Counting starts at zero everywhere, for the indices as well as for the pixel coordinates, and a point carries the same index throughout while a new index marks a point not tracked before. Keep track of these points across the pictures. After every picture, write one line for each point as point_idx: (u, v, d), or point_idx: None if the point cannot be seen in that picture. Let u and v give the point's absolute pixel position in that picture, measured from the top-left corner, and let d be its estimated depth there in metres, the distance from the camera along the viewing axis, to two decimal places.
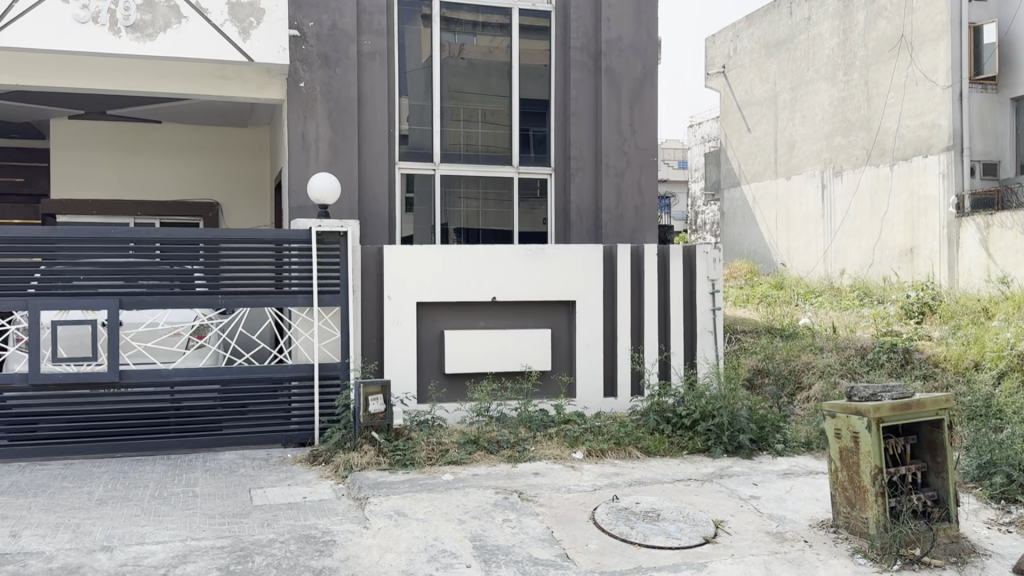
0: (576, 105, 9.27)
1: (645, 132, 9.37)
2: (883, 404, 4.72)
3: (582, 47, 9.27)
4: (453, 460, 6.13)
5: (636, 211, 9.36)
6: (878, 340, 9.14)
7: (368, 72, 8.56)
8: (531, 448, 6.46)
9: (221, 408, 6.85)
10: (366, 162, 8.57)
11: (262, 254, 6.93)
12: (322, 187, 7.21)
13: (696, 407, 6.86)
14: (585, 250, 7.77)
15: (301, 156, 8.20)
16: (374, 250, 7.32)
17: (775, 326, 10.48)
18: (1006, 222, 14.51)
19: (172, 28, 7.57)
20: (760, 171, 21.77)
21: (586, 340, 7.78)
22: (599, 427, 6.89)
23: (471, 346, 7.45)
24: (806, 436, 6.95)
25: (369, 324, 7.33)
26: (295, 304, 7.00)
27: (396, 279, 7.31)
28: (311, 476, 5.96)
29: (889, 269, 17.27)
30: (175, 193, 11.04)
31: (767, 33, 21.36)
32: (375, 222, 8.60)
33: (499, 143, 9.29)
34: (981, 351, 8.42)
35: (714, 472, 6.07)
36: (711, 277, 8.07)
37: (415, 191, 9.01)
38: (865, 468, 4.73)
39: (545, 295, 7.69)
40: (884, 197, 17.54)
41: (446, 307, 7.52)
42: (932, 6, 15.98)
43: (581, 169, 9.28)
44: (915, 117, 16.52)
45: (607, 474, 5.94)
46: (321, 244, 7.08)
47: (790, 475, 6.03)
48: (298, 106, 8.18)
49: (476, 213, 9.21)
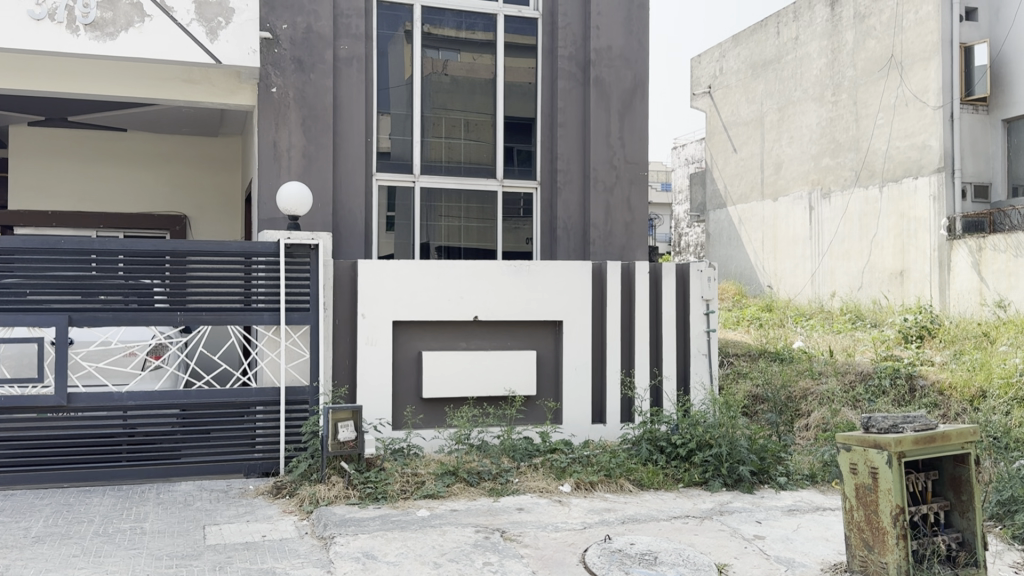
0: (564, 116, 8.84)
1: (636, 145, 8.93)
2: (906, 437, 4.29)
3: (570, 56, 8.85)
4: (428, 493, 5.61)
5: (626, 228, 8.91)
6: (879, 365, 8.71)
7: (344, 78, 8.09)
8: (515, 480, 5.97)
9: (179, 435, 6.32)
10: (342, 172, 8.09)
11: (227, 268, 6.43)
12: (292, 197, 6.72)
13: (691, 435, 6.38)
14: (573, 267, 7.32)
15: (272, 165, 7.72)
16: (348, 265, 6.85)
17: (768, 349, 10.05)
18: (999, 245, 14.20)
19: (134, 28, 7.08)
20: (746, 192, 21.43)
21: (573, 363, 7.30)
22: (588, 457, 6.41)
23: (450, 369, 6.96)
24: (809, 469, 6.51)
25: (342, 344, 6.83)
26: (261, 322, 6.49)
27: (372, 296, 6.83)
28: (273, 511, 5.44)
29: (880, 292, 16.89)
30: (141, 205, 10.52)
31: (753, 53, 21.10)
32: (350, 236, 8.12)
33: (482, 156, 8.84)
34: (988, 378, 8.02)
35: (713, 508, 5.59)
36: (706, 297, 7.59)
37: (395, 209, 8.53)
38: (885, 509, 4.31)
39: (530, 315, 7.22)
40: (873, 219, 17.21)
41: (425, 327, 7.04)
42: (923, 25, 15.72)
43: (568, 183, 8.84)
44: (905, 138, 16.24)
45: (597, 510, 5.45)
46: (290, 258, 6.57)
47: (795, 513, 5.56)
48: (268, 113, 7.70)
49: (457, 228, 8.72)
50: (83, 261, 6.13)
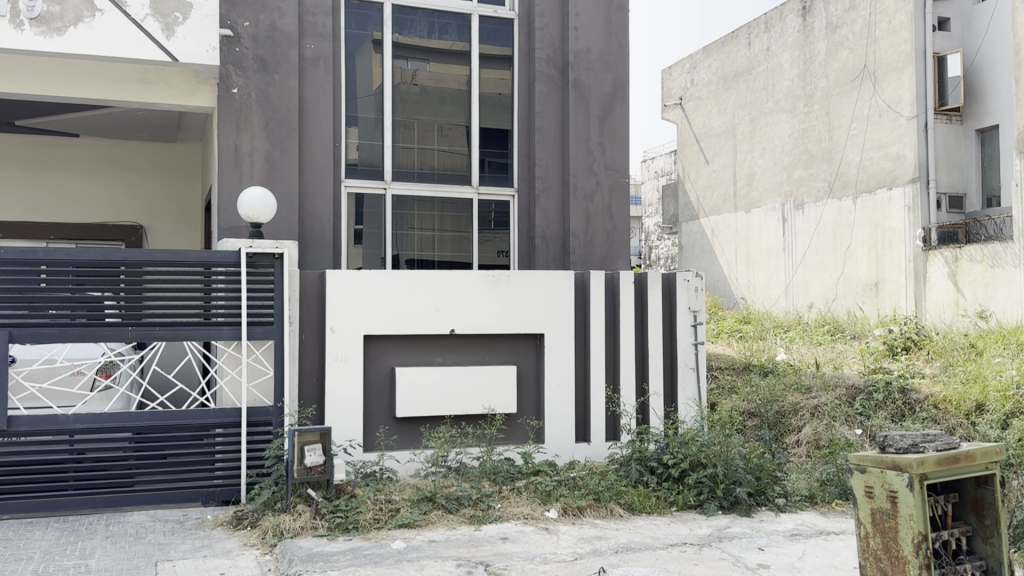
0: (542, 120, 8.46)
1: (617, 151, 8.57)
2: (928, 458, 3.90)
3: (547, 58, 8.49)
4: (404, 523, 5.16)
5: (607, 236, 8.53)
6: (870, 378, 8.40)
7: (310, 79, 7.66)
8: (497, 506, 5.53)
9: (131, 462, 5.82)
10: (308, 178, 7.65)
11: (183, 280, 5.95)
12: (255, 203, 6.27)
13: (684, 454, 6.01)
14: (555, 278, 6.94)
15: (233, 170, 7.26)
16: (315, 274, 6.38)
17: (752, 362, 9.71)
18: (975, 255, 14.05)
19: (84, 23, 6.61)
20: (718, 204, 21.17)
21: (555, 379, 6.90)
22: (574, 480, 5.99)
23: (426, 386, 6.53)
24: (807, 489, 6.18)
25: (308, 362, 6.36)
26: (221, 338, 6.01)
27: (341, 309, 6.38)
28: (233, 544, 4.96)
29: (854, 303, 16.67)
30: (94, 214, 10.00)
31: (724, 64, 20.91)
32: (318, 246, 7.67)
33: (456, 164, 8.41)
34: (984, 391, 7.74)
35: (711, 534, 5.20)
36: (692, 309, 7.24)
37: (365, 223, 8.09)
38: (906, 536, 3.95)
39: (508, 328, 6.81)
40: (847, 229, 17.02)
41: (398, 342, 6.60)
42: (896, 35, 15.59)
43: (546, 191, 8.46)
44: (879, 148, 16.08)
45: (588, 539, 5.04)
46: (251, 267, 6.12)
47: (798, 538, 5.19)
48: (229, 115, 7.25)
49: (430, 237, 8.30)
50: (26, 272, 5.64)
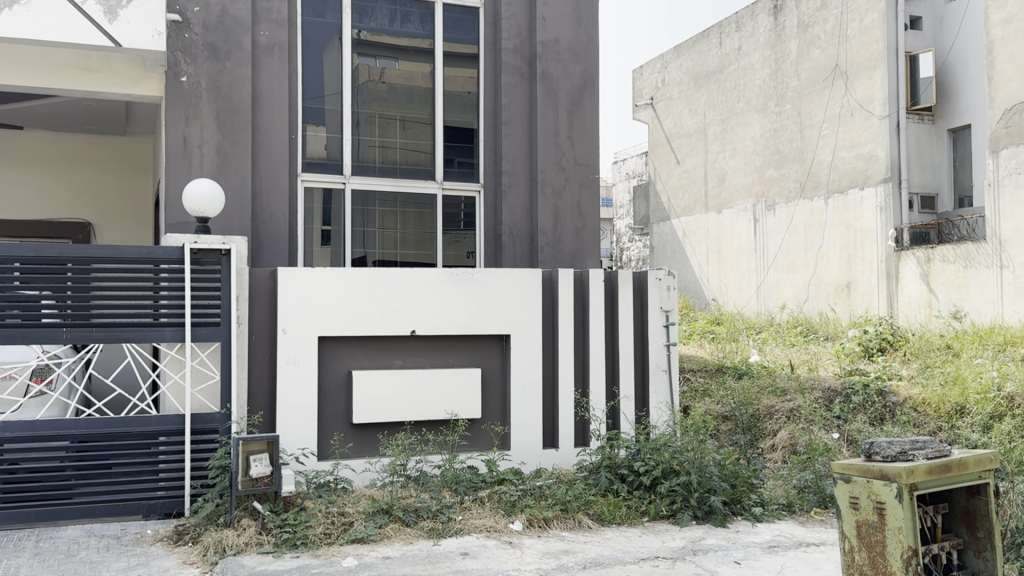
0: (508, 113, 8.14)
1: (586, 145, 8.27)
2: (918, 466, 3.63)
3: (514, 49, 8.18)
4: (357, 538, 4.82)
5: (577, 234, 8.23)
6: (847, 380, 8.16)
7: (264, 67, 7.29)
8: (458, 518, 5.21)
9: (66, 472, 5.42)
10: (262, 172, 7.27)
11: (123, 277, 5.55)
12: (202, 195, 5.90)
13: (656, 461, 5.71)
14: (521, 276, 6.62)
15: (181, 163, 6.87)
16: (266, 272, 6.02)
17: (725, 364, 9.45)
18: (948, 256, 13.90)
19: (20, 6, 6.21)
20: (689, 205, 20.96)
21: (521, 382, 6.58)
22: (540, 489, 5.67)
23: (384, 391, 6.19)
24: (785, 497, 5.91)
25: (259, 365, 6.00)
26: (163, 340, 5.63)
27: (294, 309, 6.03)
28: (171, 562, 4.59)
29: (826, 304, 16.49)
30: (40, 211, 9.56)
31: (695, 64, 20.71)
32: (273, 243, 7.29)
33: (420, 159, 8.06)
34: (964, 393, 7.52)
35: (685, 547, 4.90)
36: (664, 308, 6.94)
37: (332, 224, 7.73)
38: (894, 550, 3.67)
39: (472, 330, 6.48)
40: (818, 230, 16.86)
41: (355, 344, 6.25)
42: (868, 34, 15.45)
43: (513, 187, 8.14)
44: (851, 148, 15.93)
45: (553, 553, 4.72)
46: (196, 265, 5.72)
47: (776, 550, 4.91)
48: (177, 104, 6.87)
49: (393, 236, 7.91)
50: None
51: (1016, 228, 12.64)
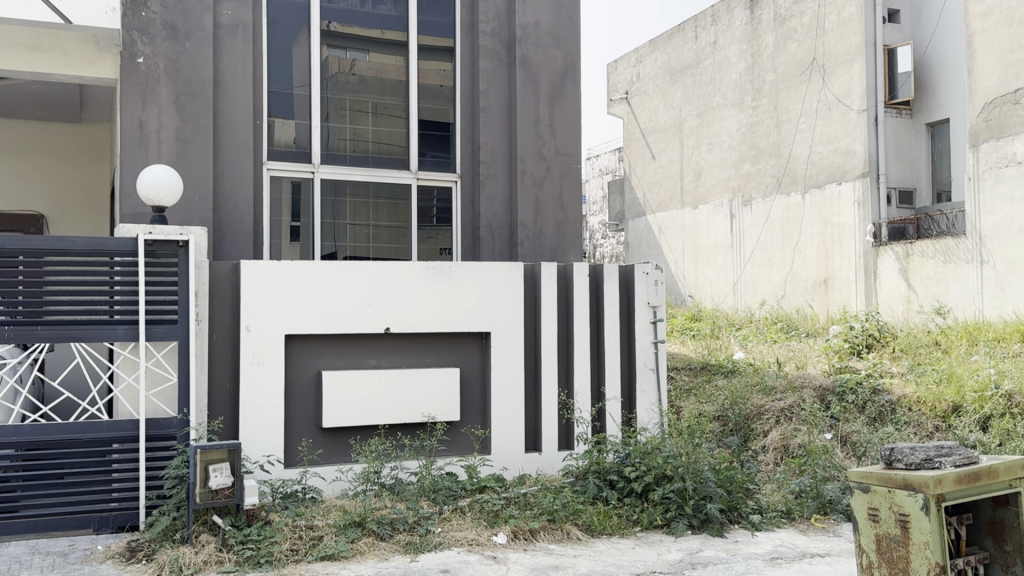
0: (486, 100, 7.76)
1: (567, 133, 7.90)
2: (947, 475, 3.30)
3: (493, 33, 7.80)
4: (326, 554, 4.42)
5: (558, 228, 7.86)
6: (838, 378, 7.88)
7: (227, 48, 6.85)
8: (437, 530, 4.83)
9: (9, 483, 4.98)
10: (223, 160, 6.83)
11: (73, 271, 5.11)
12: (158, 182, 5.49)
13: (647, 466, 5.37)
14: (501, 270, 6.25)
15: (137, 150, 6.42)
16: (228, 266, 5.60)
17: (710, 362, 9.13)
18: (927, 251, 13.67)
19: None
20: (665, 200, 20.65)
21: (502, 383, 6.21)
22: (525, 497, 5.31)
23: (355, 391, 5.80)
24: (783, 503, 5.61)
25: (220, 366, 5.57)
26: (115, 339, 5.19)
27: (259, 305, 5.61)
28: None
29: (803, 301, 16.25)
30: None
31: (671, 58, 20.42)
32: (236, 236, 6.85)
33: (393, 146, 7.64)
34: (960, 391, 7.26)
35: (682, 560, 4.56)
36: (652, 304, 6.61)
37: (302, 219, 7.30)
38: (920, 567, 3.33)
39: (449, 327, 6.10)
40: (795, 226, 16.63)
41: (324, 342, 5.84)
42: (846, 27, 15.23)
43: (491, 176, 7.76)
44: (828, 143, 15.70)
45: (541, 569, 4.36)
46: (152, 257, 5.28)
47: (780, 562, 4.58)
48: (134, 87, 6.41)
49: (365, 230, 7.48)
50: None
51: (996, 222, 12.42)
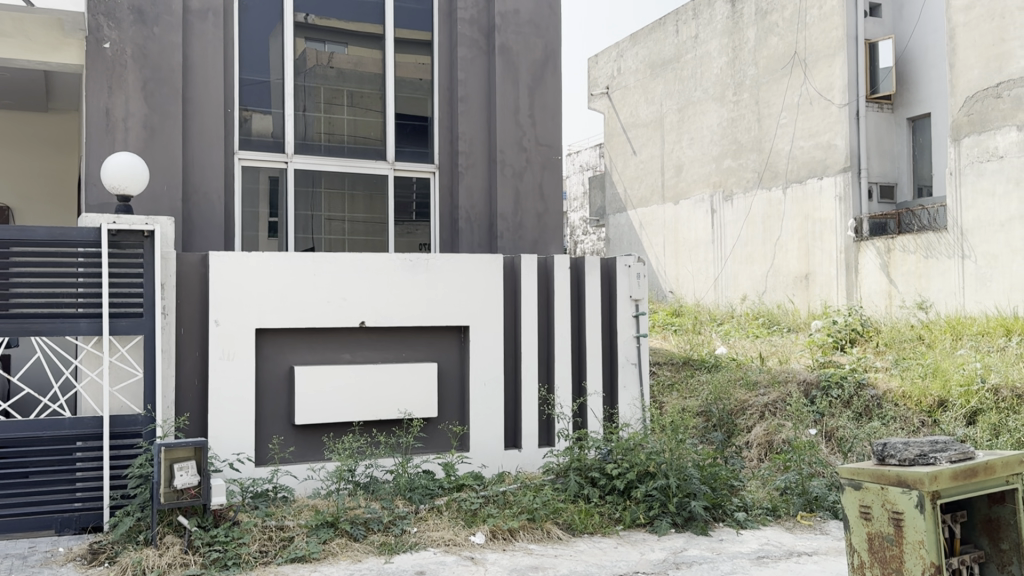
0: (465, 89, 7.59)
1: (548, 123, 7.74)
2: (943, 471, 3.17)
3: (472, 20, 7.63)
4: (297, 556, 4.25)
5: (539, 220, 7.71)
6: (822, 372, 7.77)
7: (197, 34, 6.64)
8: (413, 530, 4.67)
9: None
10: (193, 149, 6.62)
11: (33, 262, 4.90)
12: (122, 169, 5.30)
13: (630, 463, 5.22)
14: (480, 262, 6.09)
15: (103, 138, 6.21)
16: (196, 257, 5.41)
17: (692, 357, 9.00)
18: (908, 246, 13.61)
19: None
20: (645, 196, 20.54)
21: (481, 378, 6.05)
22: (504, 496, 5.15)
23: (329, 387, 5.62)
24: (768, 500, 5.47)
25: (188, 361, 5.38)
26: (78, 333, 4.99)
27: (229, 298, 5.41)
28: None
29: (784, 296, 16.16)
30: None
31: (652, 52, 20.30)
32: (206, 227, 6.64)
33: (369, 136, 7.45)
34: (946, 385, 7.16)
35: (666, 560, 4.41)
36: (634, 297, 6.48)
37: (280, 214, 7.11)
38: (915, 567, 3.20)
39: (426, 320, 5.93)
40: (776, 221, 16.55)
41: (297, 336, 5.66)
42: (827, 20, 15.15)
43: (471, 167, 7.59)
44: (810, 137, 15.64)
45: (521, 570, 4.20)
46: (116, 248, 5.08)
47: (766, 561, 4.44)
48: (100, 72, 6.19)
49: (341, 223, 7.29)
50: None
51: (978, 217, 12.36)
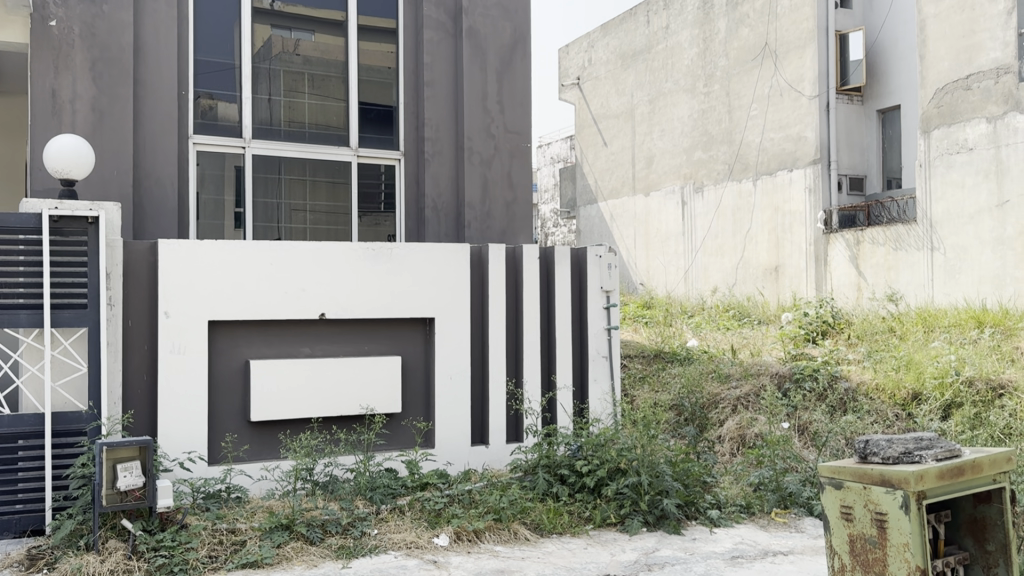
0: (431, 74, 7.36)
1: (517, 110, 7.53)
2: (929, 470, 3.00)
3: (438, 3, 7.40)
4: (248, 561, 4.03)
5: (507, 209, 7.50)
6: (795, 365, 7.65)
7: (149, 13, 6.35)
8: (373, 532, 4.45)
9: None
10: (145, 133, 6.33)
11: None
12: (65, 154, 5.03)
13: (600, 460, 5.04)
14: (444, 251, 5.87)
15: (50, 121, 5.91)
16: (145, 246, 5.14)
17: (663, 350, 8.84)
18: (877, 238, 13.56)
19: None
20: (616, 187, 20.38)
21: (445, 372, 5.84)
22: (469, 495, 4.95)
23: (286, 382, 5.38)
24: (742, 497, 5.32)
25: (137, 355, 5.12)
26: (17, 325, 4.72)
27: (180, 289, 5.16)
28: None
29: (754, 288, 16.09)
30: None
31: (622, 42, 20.12)
32: (159, 214, 6.36)
33: (331, 121, 7.19)
34: (920, 378, 7.07)
35: (637, 561, 4.24)
36: (605, 289, 6.30)
37: (245, 205, 6.83)
38: (898, 570, 3.04)
39: (388, 312, 5.71)
40: (746, 213, 16.46)
41: (253, 329, 5.42)
42: (798, 11, 15.05)
43: (437, 154, 7.36)
44: (780, 129, 15.55)
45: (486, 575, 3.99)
46: (58, 235, 4.81)
47: (741, 562, 4.28)
48: (45, 52, 5.90)
49: (302, 211, 7.03)
50: None
51: (947, 209, 12.32)
